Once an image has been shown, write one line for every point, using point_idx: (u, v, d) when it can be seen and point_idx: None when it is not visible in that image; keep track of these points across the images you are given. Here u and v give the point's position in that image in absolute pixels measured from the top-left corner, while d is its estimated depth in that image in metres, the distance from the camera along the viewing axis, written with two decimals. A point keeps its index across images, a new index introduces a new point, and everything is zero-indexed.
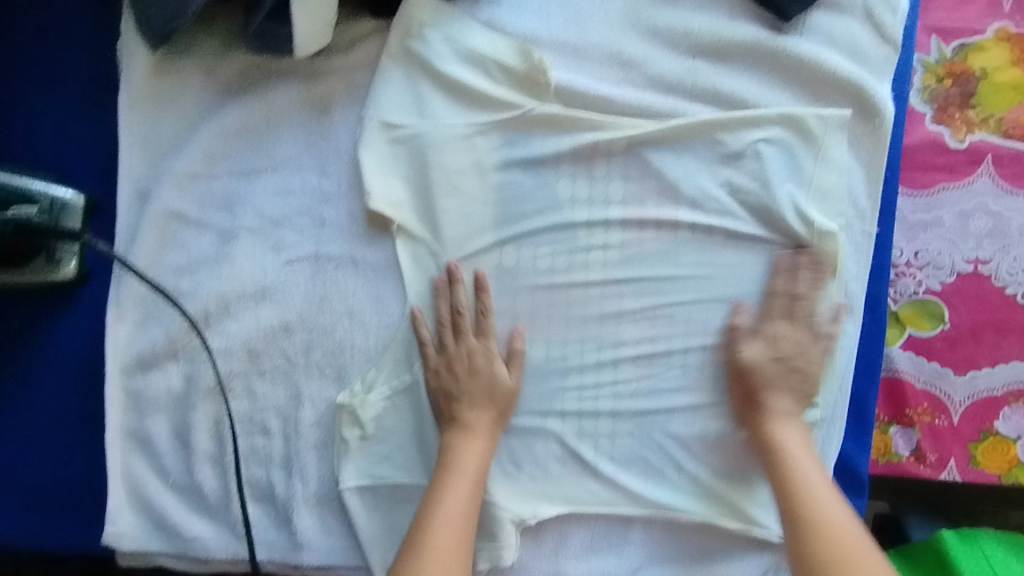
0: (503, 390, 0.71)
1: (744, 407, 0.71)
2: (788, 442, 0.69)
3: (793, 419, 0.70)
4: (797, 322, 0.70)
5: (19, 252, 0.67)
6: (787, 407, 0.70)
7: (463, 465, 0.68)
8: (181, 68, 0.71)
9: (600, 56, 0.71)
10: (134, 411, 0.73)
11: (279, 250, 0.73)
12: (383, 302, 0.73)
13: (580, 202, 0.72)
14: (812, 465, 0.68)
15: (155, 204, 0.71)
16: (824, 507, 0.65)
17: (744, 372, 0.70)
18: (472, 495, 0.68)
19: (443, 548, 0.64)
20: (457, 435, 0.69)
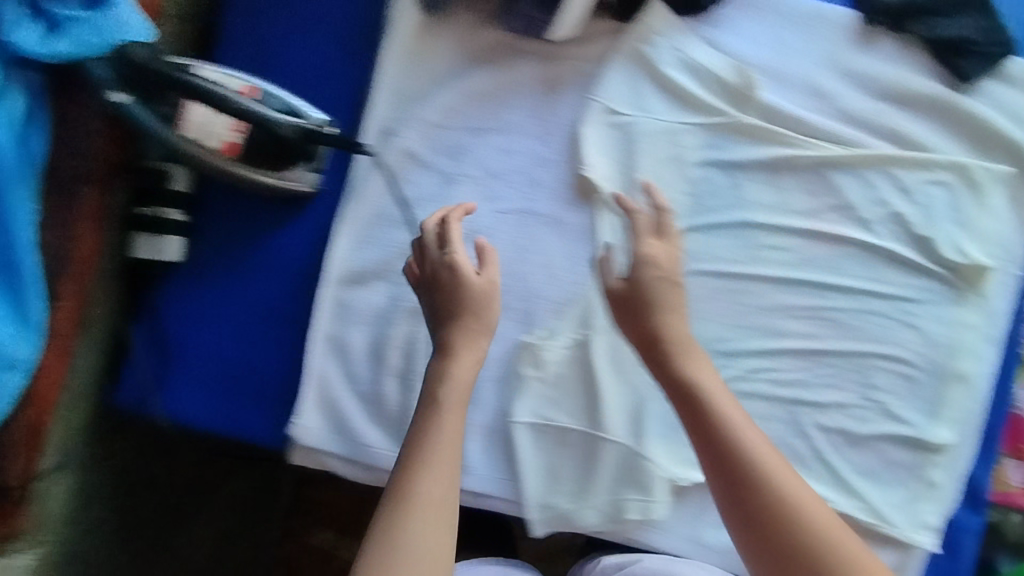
0: (488, 298, 0.73)
1: (640, 335, 0.71)
2: (698, 366, 0.68)
3: (699, 351, 0.70)
4: (664, 237, 0.75)
5: (289, 154, 0.74)
6: (692, 343, 0.70)
7: (444, 394, 0.68)
8: (439, 32, 0.82)
9: (800, 85, 0.81)
10: (337, 319, 0.81)
11: (493, 201, 0.82)
12: (576, 261, 0.81)
13: (764, 206, 0.81)
14: (721, 389, 0.68)
15: (398, 143, 0.81)
16: (748, 434, 0.65)
17: (637, 308, 0.71)
18: (457, 427, 0.67)
19: (432, 492, 0.63)
20: (440, 358, 0.70)
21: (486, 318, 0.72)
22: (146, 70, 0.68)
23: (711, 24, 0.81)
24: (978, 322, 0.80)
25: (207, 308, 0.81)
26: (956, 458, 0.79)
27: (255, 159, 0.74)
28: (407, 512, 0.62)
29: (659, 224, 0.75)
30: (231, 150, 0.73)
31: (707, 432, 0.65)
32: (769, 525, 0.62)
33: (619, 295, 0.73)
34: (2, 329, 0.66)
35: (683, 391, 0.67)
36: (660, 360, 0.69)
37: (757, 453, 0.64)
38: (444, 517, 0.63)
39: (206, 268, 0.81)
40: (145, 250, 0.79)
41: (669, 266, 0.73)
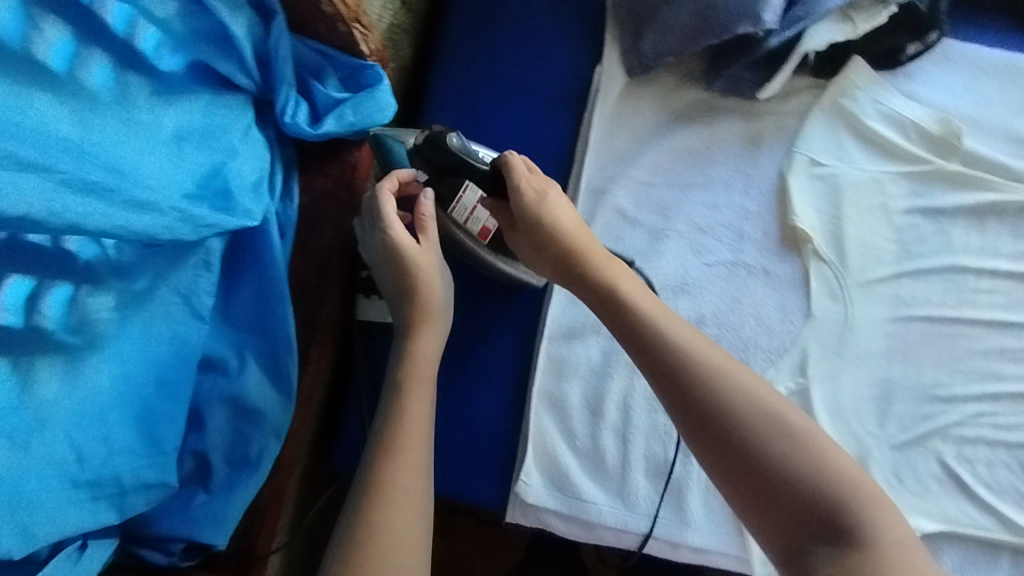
0: (428, 276, 0.69)
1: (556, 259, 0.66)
2: (633, 291, 0.63)
3: (624, 272, 0.64)
4: (534, 179, 0.69)
5: None
6: (608, 261, 0.64)
7: (419, 373, 0.66)
8: (646, 95, 0.86)
9: (999, 131, 0.84)
10: (553, 374, 0.82)
11: (700, 253, 0.84)
12: (787, 311, 0.82)
13: (971, 250, 0.82)
14: (667, 314, 0.61)
15: (610, 200, 0.83)
16: (685, 347, 0.59)
17: (533, 249, 0.68)
18: (426, 406, 0.64)
19: (402, 475, 0.59)
20: (405, 340, 0.68)
21: (425, 292, 0.69)
22: (438, 150, 0.73)
23: (906, 77, 0.87)
24: None
25: None
26: None
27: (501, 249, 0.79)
28: (382, 492, 0.58)
29: (533, 194, 0.67)
30: (484, 234, 0.77)
31: (654, 358, 0.59)
32: (731, 444, 0.55)
33: (519, 242, 0.71)
34: (267, 396, 0.69)
35: (612, 308, 0.63)
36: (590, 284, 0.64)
37: (683, 353, 0.58)
38: (416, 500, 0.59)
39: None
40: (366, 311, 0.81)
41: (525, 211, 0.67)
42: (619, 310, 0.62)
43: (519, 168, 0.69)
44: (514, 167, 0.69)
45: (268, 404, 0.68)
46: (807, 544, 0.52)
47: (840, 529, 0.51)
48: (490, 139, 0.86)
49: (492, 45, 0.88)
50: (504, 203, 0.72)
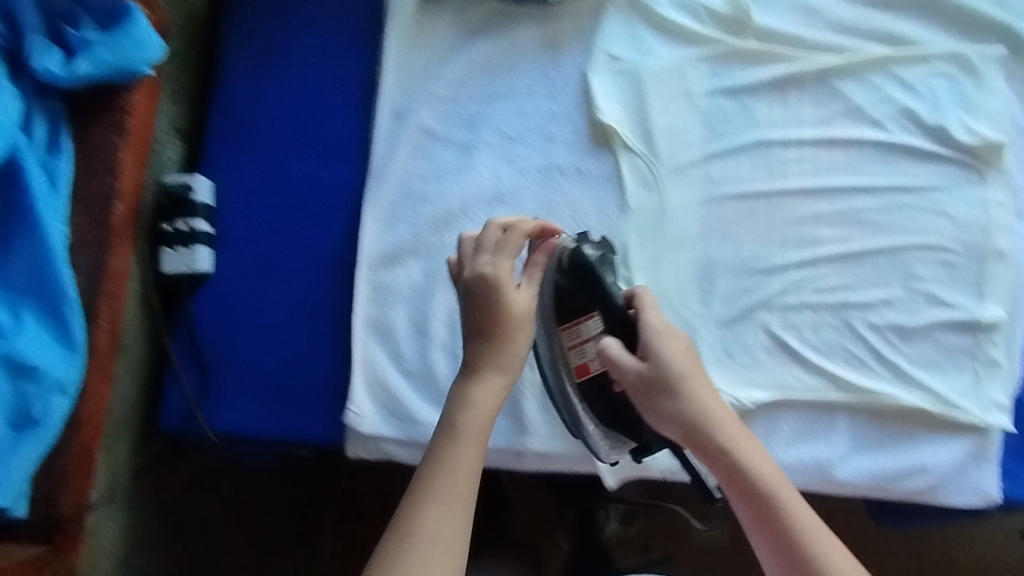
0: (518, 328, 0.66)
1: (682, 423, 0.64)
2: (756, 460, 0.62)
3: (750, 440, 0.64)
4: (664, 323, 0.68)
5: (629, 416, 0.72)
6: (735, 426, 0.64)
7: (466, 427, 0.62)
8: (438, 12, 0.85)
9: (788, 4, 0.85)
10: (376, 302, 0.81)
11: (512, 161, 0.83)
12: (606, 208, 0.82)
13: (776, 123, 0.83)
14: (786, 484, 0.62)
15: (413, 120, 0.82)
16: (799, 516, 0.60)
17: (649, 392, 0.65)
18: (475, 460, 0.61)
19: (439, 533, 0.57)
20: (466, 378, 0.65)
21: (506, 341, 0.65)
22: (573, 265, 0.72)
23: None
24: (1006, 198, 0.80)
25: (239, 316, 0.81)
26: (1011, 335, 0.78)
27: (591, 397, 0.73)
28: (409, 543, 0.56)
29: (662, 331, 0.66)
30: (580, 371, 0.72)
31: (771, 526, 0.61)
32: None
33: (640, 386, 0.65)
34: (44, 353, 0.66)
35: (736, 479, 0.62)
36: (712, 450, 0.63)
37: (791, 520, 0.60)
38: (451, 557, 0.57)
39: (236, 275, 0.81)
40: (173, 264, 0.79)
41: (658, 362, 0.65)
42: (747, 483, 0.62)
43: (649, 305, 0.69)
44: (645, 304, 0.69)
45: (44, 360, 0.65)
46: None
47: None
48: (289, 77, 0.85)
49: None
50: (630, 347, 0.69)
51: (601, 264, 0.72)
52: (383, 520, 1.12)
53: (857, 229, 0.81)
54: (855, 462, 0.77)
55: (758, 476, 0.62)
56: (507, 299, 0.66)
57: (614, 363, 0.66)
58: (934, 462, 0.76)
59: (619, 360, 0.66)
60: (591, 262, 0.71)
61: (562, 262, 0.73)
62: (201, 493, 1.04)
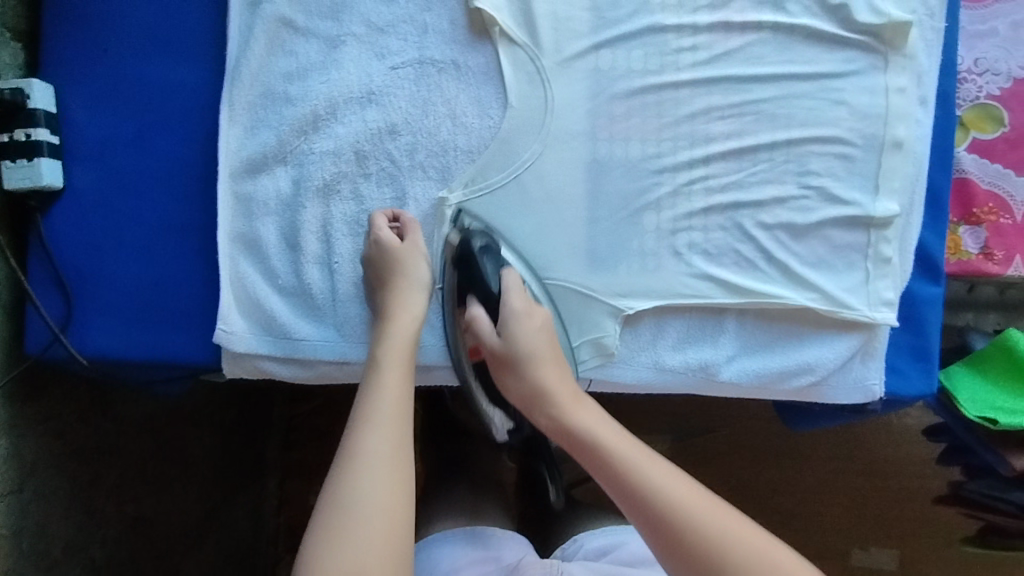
0: (409, 265, 0.70)
1: (519, 394, 0.65)
2: (578, 413, 0.61)
3: (579, 400, 0.63)
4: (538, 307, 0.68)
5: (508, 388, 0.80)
6: (566, 388, 0.63)
7: (395, 350, 0.66)
8: None
9: None
10: (243, 214, 0.75)
11: (384, 56, 0.76)
12: (486, 106, 0.76)
13: (670, 6, 0.76)
14: (615, 431, 0.60)
15: (268, 9, 0.74)
16: (622, 454, 0.58)
17: (499, 363, 0.66)
18: (403, 383, 0.64)
19: (382, 447, 0.58)
20: (386, 318, 0.68)
21: (399, 278, 0.69)
22: (461, 253, 0.72)
23: None
24: (909, 84, 0.76)
25: (100, 234, 0.76)
26: (905, 229, 0.76)
27: (482, 372, 0.76)
28: (357, 469, 0.56)
29: (523, 308, 0.67)
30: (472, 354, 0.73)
31: (532, 396, 0.64)
32: (664, 526, 0.54)
33: (491, 355, 0.67)
34: None
35: (567, 437, 0.61)
36: (543, 419, 0.63)
37: (618, 462, 0.57)
38: (399, 475, 0.57)
39: (93, 190, 0.76)
40: (15, 178, 0.73)
41: (506, 337, 0.66)
42: (576, 440, 0.61)
43: (513, 291, 0.68)
44: (510, 284, 0.68)
45: None
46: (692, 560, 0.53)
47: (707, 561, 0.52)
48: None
49: None
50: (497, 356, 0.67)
51: (483, 253, 0.71)
52: (314, 443, 1.21)
53: (750, 121, 0.76)
54: (740, 364, 0.75)
55: (582, 433, 0.60)
56: (381, 247, 0.70)
57: (477, 336, 0.68)
58: (820, 361, 0.75)
59: (482, 333, 0.67)
60: (472, 252, 0.71)
61: (454, 250, 0.73)
62: (112, 427, 0.98)
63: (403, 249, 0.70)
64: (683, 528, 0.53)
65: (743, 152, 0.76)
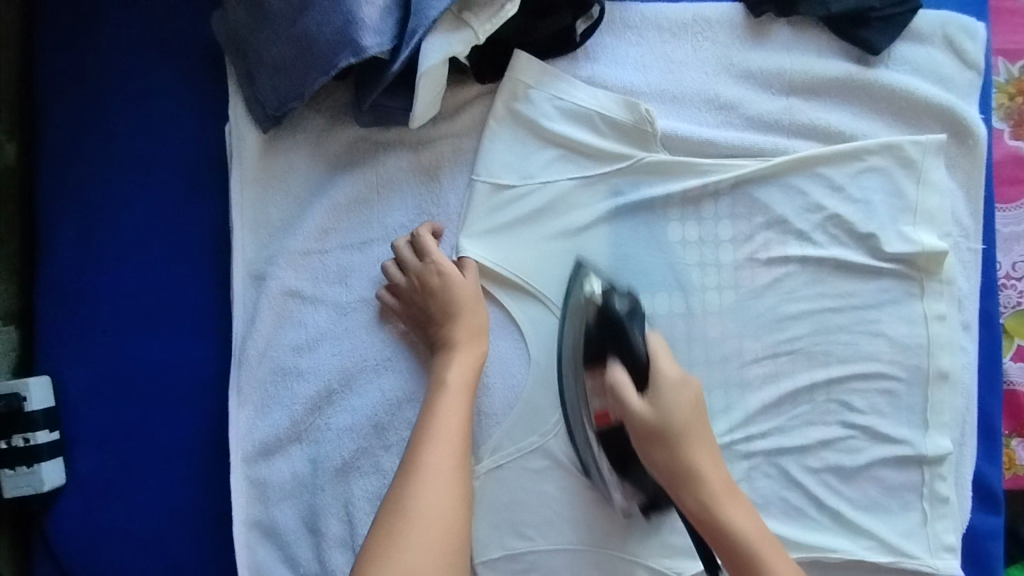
0: (472, 306, 0.68)
1: (662, 473, 0.62)
2: (724, 498, 0.60)
3: (712, 458, 0.62)
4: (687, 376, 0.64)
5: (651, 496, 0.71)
6: (705, 450, 0.62)
7: (455, 379, 0.65)
8: (290, 147, 0.71)
9: (697, 101, 0.73)
10: (258, 500, 0.69)
11: (396, 319, 0.71)
12: (508, 364, 0.72)
13: (691, 242, 0.72)
14: (744, 506, 0.60)
15: (273, 286, 0.70)
16: (752, 539, 0.58)
17: (648, 438, 0.62)
18: (462, 410, 0.64)
19: (437, 465, 0.60)
20: (447, 348, 0.67)
21: (468, 312, 0.68)
22: (603, 317, 0.67)
23: (588, 59, 0.73)
24: (949, 311, 0.72)
25: (105, 529, 0.68)
26: (959, 462, 0.73)
27: (605, 440, 0.70)
28: (416, 480, 0.58)
29: (675, 377, 0.63)
30: (600, 419, 0.69)
31: (654, 440, 0.62)
32: None
33: (639, 426, 0.62)
34: None
35: (711, 529, 0.60)
36: (690, 503, 0.61)
37: (761, 560, 0.57)
38: (456, 490, 0.59)
39: (99, 479, 0.69)
40: (15, 486, 0.67)
41: (658, 407, 0.62)
42: (710, 513, 0.60)
43: (663, 356, 0.64)
44: (657, 350, 0.64)
45: None
46: None
47: None
48: (131, 235, 0.70)
49: (98, 113, 0.70)
50: (651, 441, 0.62)
51: (630, 319, 0.67)
52: None
53: (787, 360, 0.72)
54: None
55: (735, 530, 0.59)
56: (448, 279, 0.68)
57: (619, 398, 0.63)
58: None
59: (626, 400, 0.62)
60: (620, 318, 0.67)
61: (593, 316, 0.68)
62: None
63: (467, 289, 0.68)
64: None
65: (783, 395, 0.72)
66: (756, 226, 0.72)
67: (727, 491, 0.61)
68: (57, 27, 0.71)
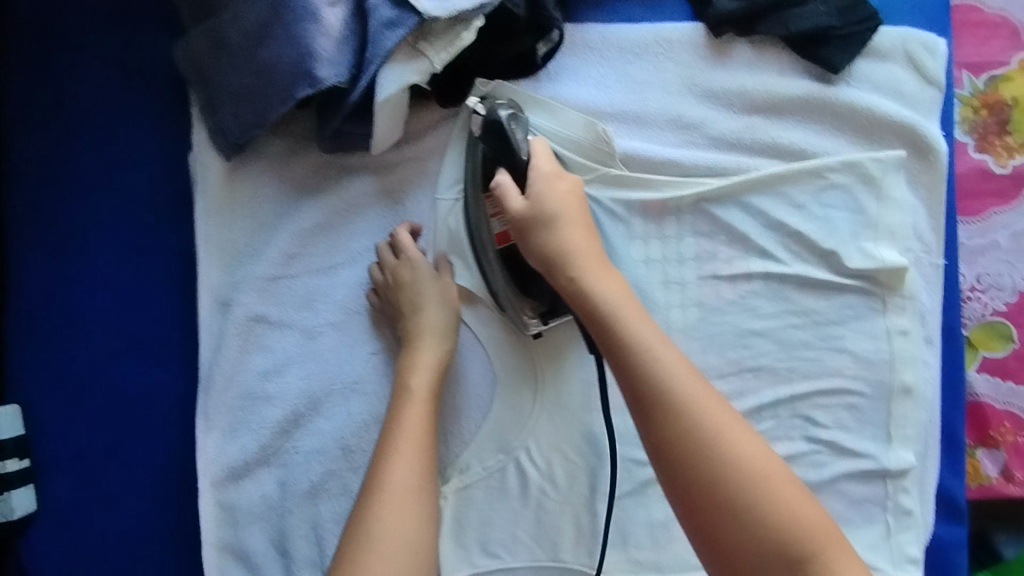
0: (440, 300, 0.70)
1: (541, 258, 0.62)
2: (610, 294, 0.59)
3: (605, 271, 0.61)
4: (564, 173, 0.65)
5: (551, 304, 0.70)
6: (590, 252, 0.62)
7: (416, 386, 0.67)
8: (254, 173, 0.71)
9: (660, 121, 0.73)
10: (228, 524, 0.70)
11: (363, 342, 0.72)
12: (475, 383, 0.73)
13: (655, 261, 0.73)
14: (637, 311, 0.59)
15: (238, 311, 0.70)
16: (657, 351, 0.56)
17: (523, 228, 0.63)
18: (426, 418, 0.65)
19: (401, 483, 0.62)
20: (409, 349, 0.68)
21: (432, 307, 0.70)
22: (486, 128, 0.67)
23: (548, 80, 0.73)
24: (912, 326, 0.73)
25: (74, 553, 0.69)
26: (922, 476, 0.73)
27: (506, 264, 0.70)
28: (380, 502, 0.61)
29: (551, 174, 0.64)
30: (501, 240, 0.68)
31: (535, 232, 0.62)
32: (664, 402, 0.55)
33: (516, 224, 0.63)
34: None
35: (595, 322, 0.59)
36: (561, 277, 0.61)
37: (700, 415, 0.54)
38: (418, 505, 0.62)
39: (69, 504, 0.69)
40: None
41: (535, 199, 0.63)
42: (589, 301, 0.60)
43: (541, 156, 0.65)
44: (538, 154, 0.65)
45: None
46: (681, 462, 0.54)
47: (688, 457, 0.53)
48: (97, 261, 0.70)
49: (63, 140, 0.71)
50: (518, 186, 0.63)
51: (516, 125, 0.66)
52: None
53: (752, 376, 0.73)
54: None
55: (606, 303, 0.59)
56: (417, 273, 0.69)
57: (502, 201, 0.64)
58: None
59: (506, 199, 0.64)
60: (500, 119, 0.65)
61: (480, 131, 0.68)
62: None
63: (435, 281, 0.70)
64: (686, 419, 0.54)
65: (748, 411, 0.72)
66: (718, 244, 0.73)
67: (618, 293, 0.60)
68: (21, 55, 0.71)
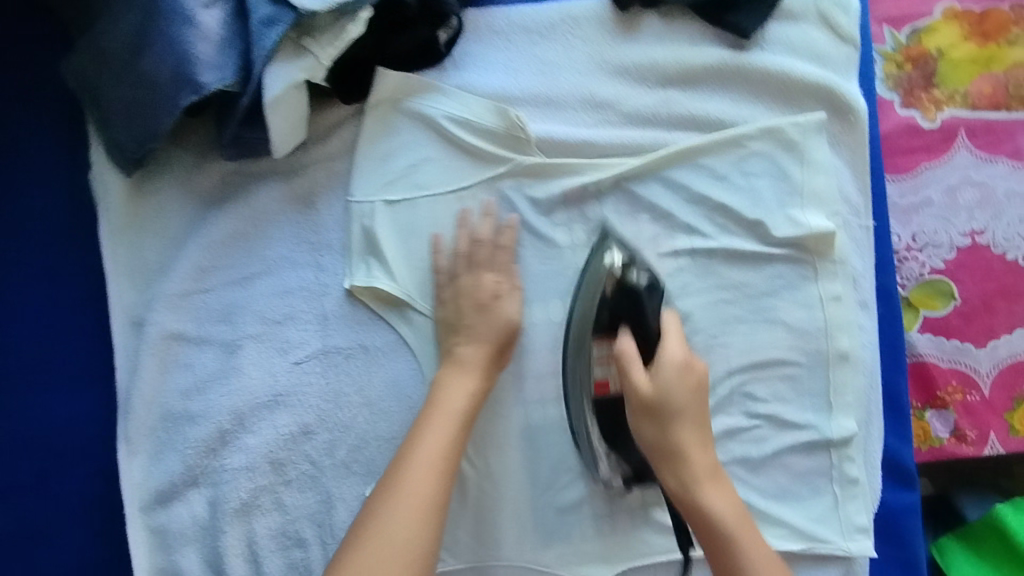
0: (510, 326, 0.67)
1: (653, 445, 0.63)
2: (690, 445, 0.62)
3: (700, 422, 0.62)
4: (696, 392, 0.63)
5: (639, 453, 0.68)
6: (696, 419, 0.62)
7: (445, 402, 0.63)
8: (158, 188, 0.70)
9: (573, 101, 0.71)
10: (160, 548, 0.68)
11: (286, 352, 0.70)
12: (403, 386, 0.70)
13: (580, 245, 0.71)
14: (712, 457, 0.62)
15: (153, 330, 0.68)
16: (729, 523, 0.60)
17: (645, 408, 0.62)
18: (450, 437, 0.61)
19: (410, 492, 0.58)
20: (453, 371, 0.65)
21: (491, 334, 0.67)
22: (619, 287, 0.66)
23: (455, 68, 0.71)
24: (844, 291, 0.71)
25: None
26: (866, 443, 0.72)
27: (601, 417, 0.68)
28: (385, 507, 0.57)
29: (682, 363, 0.63)
30: (599, 388, 0.67)
31: (647, 414, 0.62)
32: (717, 538, 0.60)
33: (637, 400, 0.62)
34: None
35: (689, 508, 0.61)
36: (648, 431, 0.63)
37: (736, 538, 0.59)
38: (421, 522, 0.57)
39: None
40: None
41: (660, 383, 0.62)
42: (674, 450, 0.62)
43: (672, 334, 0.64)
44: (669, 332, 0.64)
45: None
46: None
47: None
48: (4, 290, 0.68)
49: None
50: (647, 402, 0.62)
51: (649, 293, 0.66)
52: None
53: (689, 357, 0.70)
54: None
55: (712, 508, 0.60)
56: (498, 305, 0.67)
57: (626, 370, 0.63)
58: None
59: (631, 371, 0.62)
60: (640, 290, 0.66)
61: (612, 282, 0.66)
62: None
63: (499, 314, 0.67)
64: (733, 555, 0.59)
65: None
66: (642, 222, 0.71)
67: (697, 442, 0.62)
68: None
